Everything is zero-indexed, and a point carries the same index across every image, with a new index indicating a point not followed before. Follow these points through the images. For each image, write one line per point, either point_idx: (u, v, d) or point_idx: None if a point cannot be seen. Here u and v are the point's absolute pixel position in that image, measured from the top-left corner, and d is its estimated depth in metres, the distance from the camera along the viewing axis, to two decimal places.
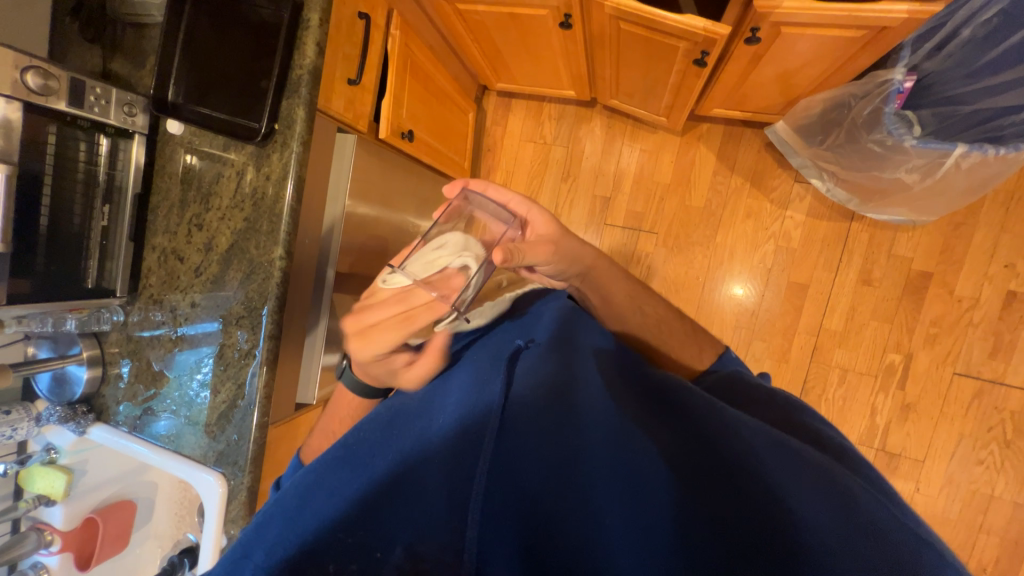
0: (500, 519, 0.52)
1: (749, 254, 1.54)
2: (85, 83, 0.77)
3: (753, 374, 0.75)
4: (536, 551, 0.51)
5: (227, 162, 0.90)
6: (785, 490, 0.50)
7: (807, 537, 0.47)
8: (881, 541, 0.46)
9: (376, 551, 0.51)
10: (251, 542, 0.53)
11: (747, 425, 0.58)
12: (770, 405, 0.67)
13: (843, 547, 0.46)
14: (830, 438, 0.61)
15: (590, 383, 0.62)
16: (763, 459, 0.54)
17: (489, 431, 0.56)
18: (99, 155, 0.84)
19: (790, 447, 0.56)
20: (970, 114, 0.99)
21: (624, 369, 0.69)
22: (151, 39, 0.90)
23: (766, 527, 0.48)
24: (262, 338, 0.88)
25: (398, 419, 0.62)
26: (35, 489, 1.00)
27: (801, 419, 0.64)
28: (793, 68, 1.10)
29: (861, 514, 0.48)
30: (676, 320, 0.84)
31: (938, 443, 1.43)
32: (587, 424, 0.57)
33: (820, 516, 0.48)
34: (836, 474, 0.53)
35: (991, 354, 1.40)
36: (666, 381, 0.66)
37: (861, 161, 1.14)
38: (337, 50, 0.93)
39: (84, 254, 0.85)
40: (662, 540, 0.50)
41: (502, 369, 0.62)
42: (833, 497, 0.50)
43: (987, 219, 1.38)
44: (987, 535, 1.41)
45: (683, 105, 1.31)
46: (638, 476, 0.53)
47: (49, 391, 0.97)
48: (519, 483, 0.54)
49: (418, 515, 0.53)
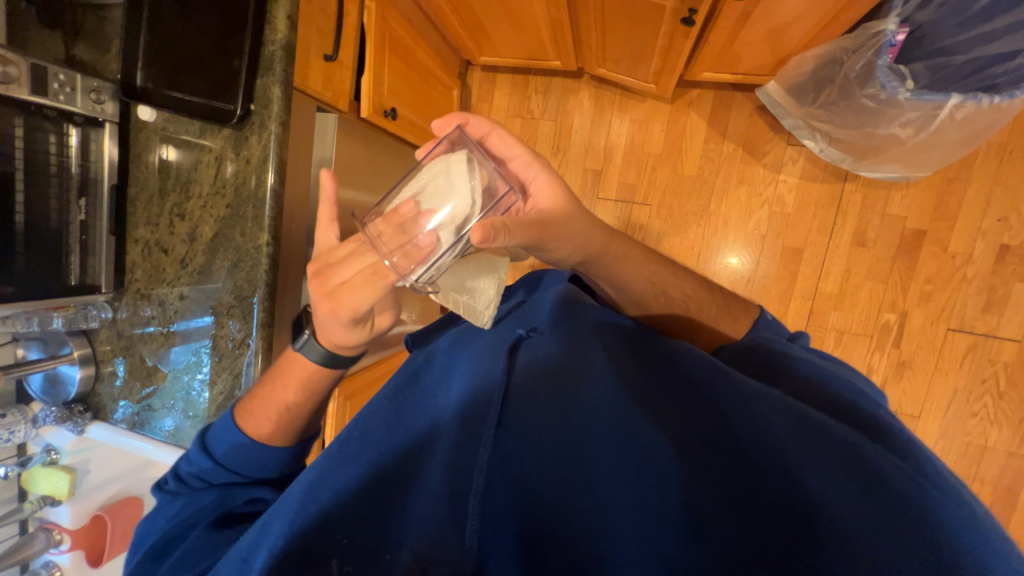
0: (502, 512, 0.52)
1: (743, 221, 1.53)
2: (47, 69, 0.72)
3: (778, 340, 0.68)
4: (538, 539, 0.51)
5: (204, 148, 0.87)
6: (801, 466, 0.48)
7: (824, 517, 0.44)
8: (913, 521, 0.42)
9: (386, 552, 0.52)
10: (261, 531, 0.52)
11: (764, 399, 0.53)
12: (789, 373, 0.61)
13: (867, 529, 0.43)
14: (852, 409, 0.55)
15: (599, 369, 0.60)
16: (785, 440, 0.50)
17: (490, 423, 0.55)
18: (69, 147, 0.80)
19: (814, 424, 0.50)
20: (965, 64, 0.96)
21: (636, 344, 0.64)
22: (112, 22, 0.86)
23: (780, 511, 0.46)
24: (255, 326, 0.87)
25: (402, 414, 0.62)
26: (39, 490, 1.00)
27: (827, 387, 0.58)
28: (783, 24, 1.07)
29: (894, 498, 0.44)
30: (706, 294, 0.75)
31: (932, 398, 1.46)
32: (597, 409, 0.56)
33: (847, 497, 0.45)
34: (861, 448, 0.47)
35: (984, 309, 1.40)
36: (677, 353, 0.62)
37: (854, 118, 1.12)
38: (310, 25, 0.89)
39: (64, 252, 0.83)
40: (667, 528, 0.48)
41: (505, 357, 0.61)
42: (853, 476, 0.46)
43: (980, 173, 1.37)
44: (981, 485, 1.44)
45: (671, 70, 1.28)
46: (647, 461, 0.52)
47: (43, 392, 0.96)
48: (519, 473, 0.54)
49: (424, 515, 0.54)
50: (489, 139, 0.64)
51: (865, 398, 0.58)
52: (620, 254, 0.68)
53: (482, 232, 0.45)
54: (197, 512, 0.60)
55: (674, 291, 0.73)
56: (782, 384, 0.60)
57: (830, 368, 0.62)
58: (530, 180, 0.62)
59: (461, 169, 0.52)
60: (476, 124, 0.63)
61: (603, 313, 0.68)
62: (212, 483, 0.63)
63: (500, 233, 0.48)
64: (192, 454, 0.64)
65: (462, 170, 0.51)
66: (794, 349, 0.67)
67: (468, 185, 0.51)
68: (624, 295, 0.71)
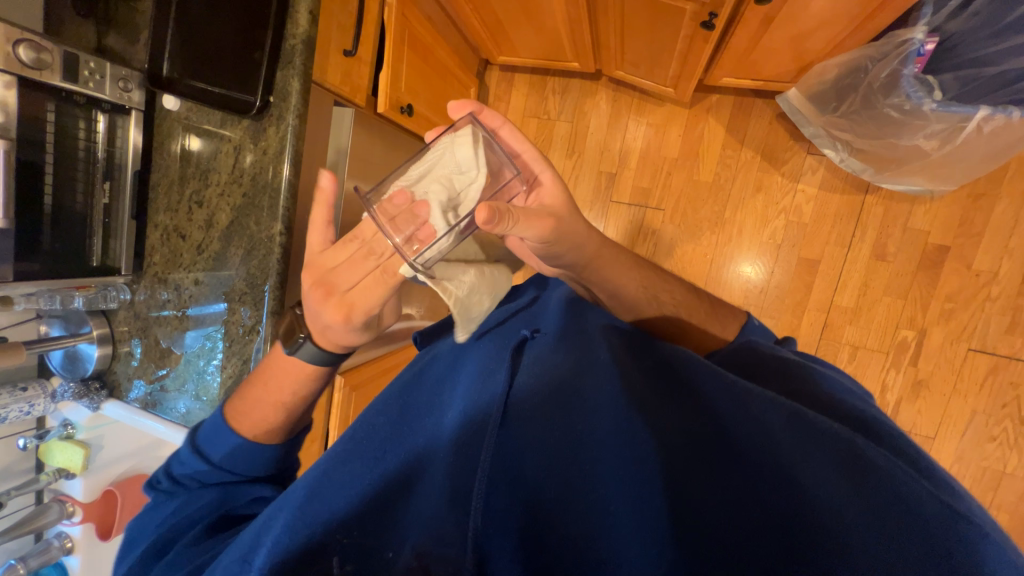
0: (502, 511, 0.52)
1: (758, 230, 1.50)
2: (78, 58, 0.75)
3: (769, 345, 0.68)
4: (538, 540, 0.50)
5: (224, 138, 0.89)
6: (800, 467, 0.47)
7: (828, 523, 0.43)
8: (909, 522, 0.42)
9: (387, 551, 0.53)
10: (263, 529, 0.54)
11: (758, 398, 0.52)
12: (788, 378, 0.61)
13: (867, 525, 0.42)
14: (843, 410, 0.55)
15: (598, 366, 0.59)
16: (777, 438, 0.49)
17: (491, 424, 0.56)
18: (96, 132, 0.83)
19: (810, 423, 0.50)
20: (996, 76, 0.94)
21: (634, 349, 0.63)
22: (142, 13, 0.89)
23: (780, 512, 0.45)
24: (265, 314, 0.88)
25: (407, 413, 0.63)
26: (55, 462, 1.04)
27: (818, 392, 0.58)
28: (807, 30, 1.05)
29: (890, 496, 0.43)
30: (694, 299, 0.76)
31: (949, 420, 1.41)
32: (599, 410, 0.55)
33: (844, 498, 0.44)
34: (854, 446, 0.47)
35: (1008, 330, 1.35)
36: (672, 356, 0.60)
37: (876, 128, 1.09)
38: (330, 20, 0.90)
39: (88, 233, 0.86)
40: (664, 531, 0.47)
41: (508, 360, 0.61)
42: (851, 479, 0.45)
43: (1009, 189, 1.32)
44: (998, 512, 1.39)
45: (690, 74, 1.27)
46: (645, 458, 0.50)
47: (62, 367, 1.00)
48: (520, 473, 0.54)
49: (426, 514, 0.55)
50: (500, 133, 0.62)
51: (855, 398, 0.58)
52: (611, 259, 0.69)
53: (488, 210, 0.44)
54: (199, 510, 0.61)
55: (664, 293, 0.73)
56: (777, 386, 0.60)
57: (814, 368, 0.63)
58: (538, 175, 0.61)
59: (464, 148, 0.52)
60: (490, 115, 0.60)
61: (605, 318, 0.68)
62: (209, 482, 0.63)
63: (505, 217, 0.47)
64: (185, 455, 0.64)
65: (466, 149, 0.52)
66: (781, 351, 0.68)
67: (471, 162, 0.52)
68: (628, 298, 0.71)
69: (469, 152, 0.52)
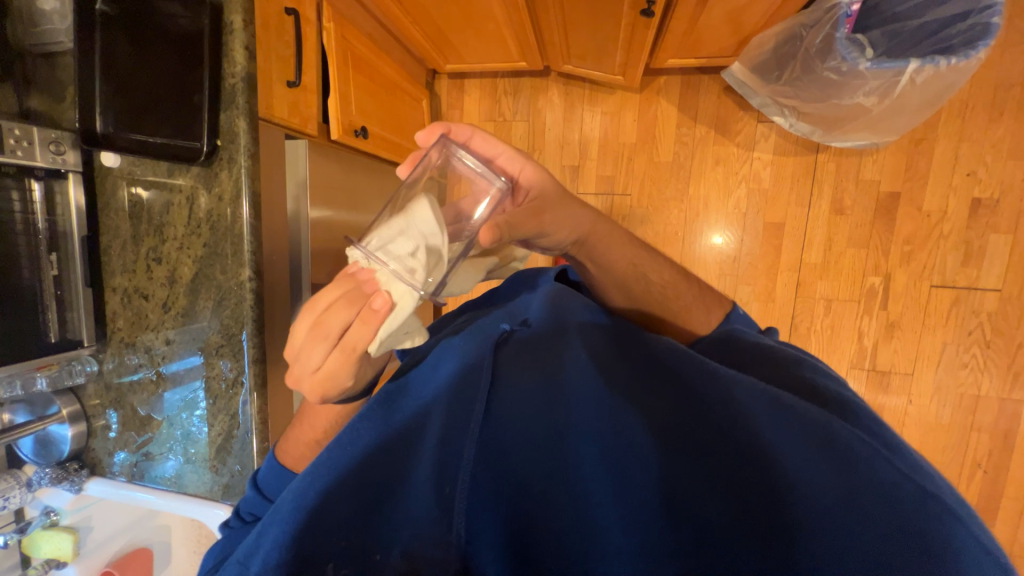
0: (488, 506, 0.50)
1: (723, 201, 1.55)
2: (1, 126, 0.69)
3: (752, 332, 0.69)
4: (524, 535, 0.49)
5: (175, 188, 0.85)
6: (776, 445, 0.49)
7: (803, 500, 0.46)
8: (880, 497, 0.44)
9: (375, 554, 0.48)
10: (255, 545, 0.50)
11: (741, 383, 0.55)
12: (769, 362, 0.62)
13: (839, 505, 0.45)
14: (824, 391, 0.57)
15: (580, 362, 0.58)
16: (756, 418, 0.51)
17: (475, 419, 0.53)
18: (34, 202, 0.77)
19: (787, 404, 0.52)
20: (919, 28, 1.02)
21: (619, 341, 0.63)
22: (65, 69, 0.84)
23: (757, 488, 0.47)
24: (247, 363, 0.85)
25: (392, 416, 0.57)
26: (42, 553, 0.96)
27: (800, 373, 0.60)
28: (740, 6, 1.08)
29: (862, 472, 0.46)
30: (683, 280, 0.74)
31: (924, 355, 1.49)
32: (579, 405, 0.55)
33: (820, 474, 0.47)
34: (833, 426, 0.50)
35: (964, 263, 1.43)
36: (662, 348, 0.61)
37: (819, 91, 1.13)
38: (269, 53, 0.87)
39: (41, 309, 0.80)
40: (654, 517, 0.48)
41: (489, 354, 0.60)
42: (829, 455, 0.48)
43: (945, 130, 1.40)
44: (979, 434, 1.48)
45: (636, 60, 1.29)
46: (630, 447, 0.52)
47: (34, 454, 0.95)
48: (506, 463, 0.52)
49: (413, 516, 0.50)
50: (473, 142, 0.58)
51: (833, 381, 0.60)
52: (602, 238, 0.67)
53: (492, 231, 0.47)
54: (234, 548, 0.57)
55: (654, 275, 0.71)
56: (757, 370, 0.61)
57: (797, 355, 0.64)
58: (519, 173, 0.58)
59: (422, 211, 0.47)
60: (459, 131, 0.57)
61: (590, 313, 0.67)
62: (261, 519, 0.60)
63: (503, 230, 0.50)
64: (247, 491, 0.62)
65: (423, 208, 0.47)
66: (766, 339, 0.68)
67: (431, 234, 0.46)
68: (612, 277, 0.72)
69: (430, 224, 0.46)
